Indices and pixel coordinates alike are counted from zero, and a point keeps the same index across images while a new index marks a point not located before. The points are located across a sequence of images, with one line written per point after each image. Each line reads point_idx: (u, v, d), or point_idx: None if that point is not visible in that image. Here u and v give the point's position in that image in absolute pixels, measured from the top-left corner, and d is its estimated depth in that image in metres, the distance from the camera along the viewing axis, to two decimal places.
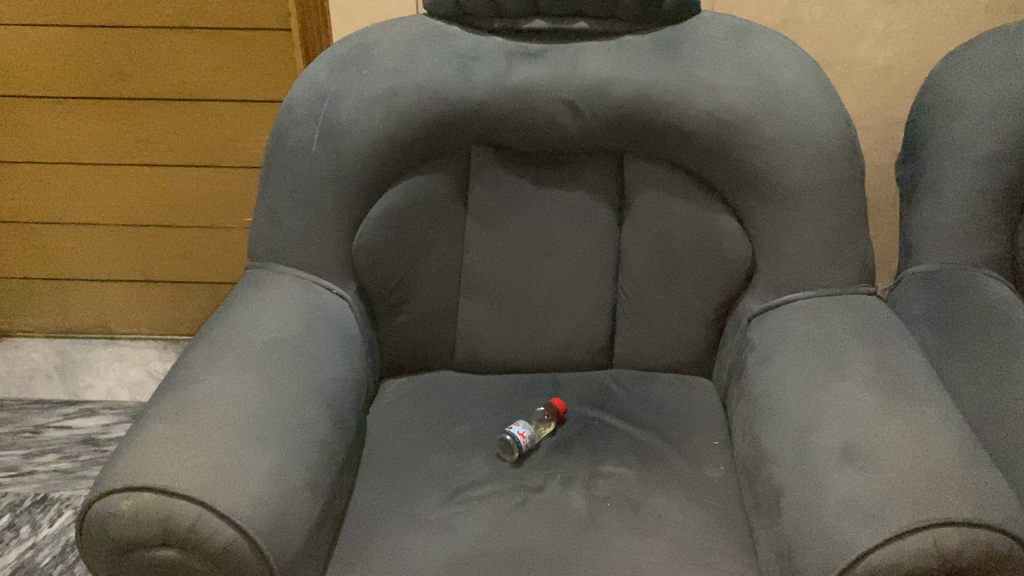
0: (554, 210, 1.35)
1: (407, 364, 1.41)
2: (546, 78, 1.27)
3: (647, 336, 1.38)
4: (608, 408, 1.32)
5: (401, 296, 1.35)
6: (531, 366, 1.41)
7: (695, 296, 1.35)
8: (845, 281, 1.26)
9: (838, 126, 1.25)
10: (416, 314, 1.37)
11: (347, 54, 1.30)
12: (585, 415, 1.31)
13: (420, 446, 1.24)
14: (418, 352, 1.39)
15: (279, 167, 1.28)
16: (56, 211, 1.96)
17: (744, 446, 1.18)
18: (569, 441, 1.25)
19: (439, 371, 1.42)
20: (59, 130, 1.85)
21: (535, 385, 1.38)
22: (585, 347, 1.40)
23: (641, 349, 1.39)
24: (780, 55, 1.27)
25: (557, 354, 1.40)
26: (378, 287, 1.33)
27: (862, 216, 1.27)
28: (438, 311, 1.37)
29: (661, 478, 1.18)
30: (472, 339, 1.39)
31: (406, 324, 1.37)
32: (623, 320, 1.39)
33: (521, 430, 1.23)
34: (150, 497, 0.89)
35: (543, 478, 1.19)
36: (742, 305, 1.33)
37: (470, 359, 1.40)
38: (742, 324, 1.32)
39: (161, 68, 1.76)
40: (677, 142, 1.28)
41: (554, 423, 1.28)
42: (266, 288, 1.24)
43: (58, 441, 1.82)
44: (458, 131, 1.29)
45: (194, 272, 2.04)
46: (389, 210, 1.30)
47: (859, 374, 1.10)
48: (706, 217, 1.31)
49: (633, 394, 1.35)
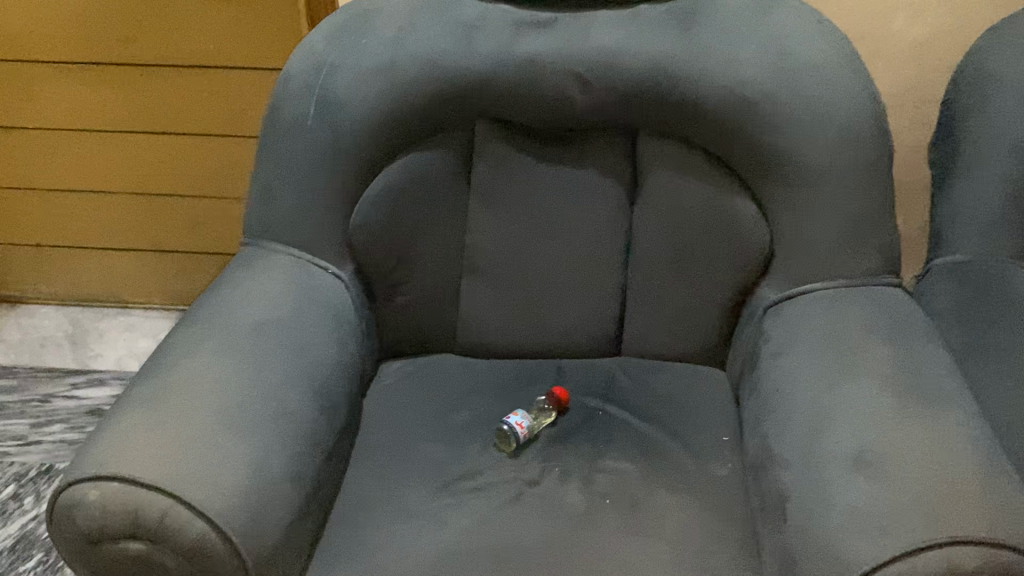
0: (561, 189, 1.28)
1: (408, 346, 1.36)
2: (554, 49, 1.20)
3: (657, 323, 1.32)
4: (612, 399, 1.27)
5: (401, 276, 1.30)
6: (535, 351, 1.36)
7: (708, 282, 1.28)
8: (868, 271, 1.19)
9: (864, 105, 1.17)
10: (416, 296, 1.32)
11: (347, 22, 1.24)
12: (588, 405, 1.25)
13: (415, 433, 1.20)
14: (419, 334, 1.34)
15: (274, 140, 1.23)
16: (66, 179, 1.94)
17: (752, 445, 1.12)
18: (569, 432, 1.20)
19: (439, 355, 1.36)
20: (66, 96, 1.82)
21: (538, 373, 1.32)
22: (593, 333, 1.34)
23: (650, 336, 1.33)
24: (805, 27, 1.19)
25: (562, 339, 1.34)
26: (376, 266, 1.28)
27: (888, 201, 1.19)
28: (438, 293, 1.32)
29: (663, 475, 1.13)
30: (474, 322, 1.34)
31: (406, 305, 1.32)
32: (632, 306, 1.32)
33: (519, 419, 1.18)
34: (118, 488, 0.86)
35: (539, 471, 1.14)
36: (758, 294, 1.26)
37: (471, 343, 1.35)
38: (757, 313, 1.25)
39: (168, 34, 1.71)
40: (692, 120, 1.21)
41: (556, 413, 1.23)
42: (258, 267, 1.20)
43: (66, 411, 1.82)
44: (460, 104, 1.23)
45: (204, 242, 2.01)
46: (389, 187, 1.24)
47: (876, 373, 1.03)
48: (721, 198, 1.24)
49: (640, 384, 1.29)
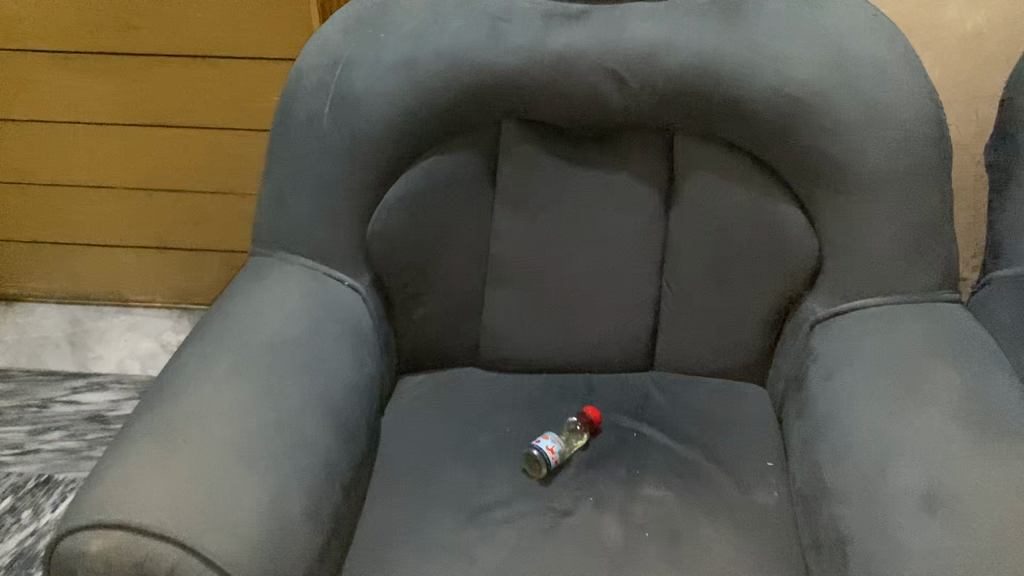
0: (593, 194, 1.20)
1: (427, 359, 1.27)
2: (588, 44, 1.11)
3: (693, 337, 1.24)
4: (648, 419, 1.19)
5: (421, 287, 1.22)
6: (563, 366, 1.28)
7: (749, 294, 1.20)
8: (925, 287, 1.10)
9: (924, 106, 1.09)
10: (437, 307, 1.24)
11: (364, 14, 1.15)
12: (622, 426, 1.17)
13: (439, 456, 1.12)
14: (439, 347, 1.26)
15: (286, 141, 1.14)
16: (65, 173, 1.85)
17: (802, 473, 1.04)
18: (603, 455, 1.12)
19: (461, 369, 1.28)
20: (64, 87, 1.72)
21: (567, 389, 1.24)
22: (625, 346, 1.26)
23: (686, 350, 1.25)
24: (860, 21, 1.10)
25: (592, 353, 1.26)
26: (395, 276, 1.20)
27: (949, 211, 1.10)
28: (460, 303, 1.24)
29: (706, 504, 1.05)
30: (498, 335, 1.26)
31: (427, 317, 1.24)
32: (667, 318, 1.24)
33: (551, 444, 1.10)
34: (122, 537, 0.78)
35: (573, 500, 1.06)
36: (805, 307, 1.17)
37: (496, 356, 1.27)
38: (803, 328, 1.16)
39: (170, 22, 1.61)
40: (737, 121, 1.12)
41: (587, 435, 1.16)
42: (269, 279, 1.11)
43: (65, 417, 1.74)
44: (486, 103, 1.14)
45: (209, 239, 1.92)
46: (409, 192, 1.16)
47: (943, 401, 0.95)
48: (765, 205, 1.16)
49: (676, 402, 1.21)
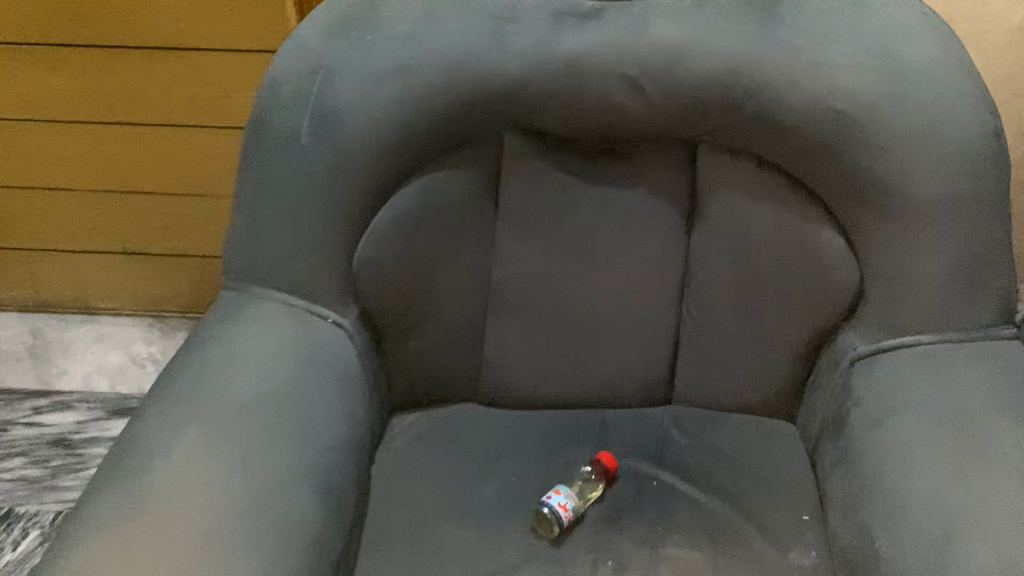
0: (608, 214, 1.07)
1: (422, 396, 1.15)
2: (603, 46, 0.97)
3: (717, 370, 1.12)
4: (668, 464, 1.07)
5: (415, 318, 1.09)
6: (573, 401, 1.16)
7: (781, 324, 1.08)
8: (980, 322, 0.99)
9: (981, 119, 0.96)
10: (432, 341, 1.11)
11: (347, 13, 1.01)
12: (641, 473, 1.06)
13: (439, 513, 1.00)
14: (436, 383, 1.14)
15: (260, 159, 1.01)
16: (22, 174, 1.70)
17: (846, 535, 0.93)
18: (621, 509, 1.01)
19: (459, 406, 1.16)
20: (17, 82, 1.57)
21: (578, 429, 1.13)
22: (641, 380, 1.14)
23: (709, 385, 1.13)
24: (909, 21, 0.98)
25: (605, 387, 1.14)
26: (386, 308, 1.07)
27: (1007, 238, 0.99)
28: (459, 335, 1.11)
29: (739, 568, 0.94)
30: (501, 369, 1.13)
31: (421, 351, 1.11)
32: (688, 349, 1.12)
33: (563, 499, 0.99)
34: None
35: (589, 564, 0.95)
36: (843, 340, 1.06)
37: (498, 392, 1.15)
38: (841, 365, 1.05)
39: (130, 10, 1.46)
40: (771, 135, 0.99)
41: (603, 484, 1.04)
42: (244, 321, 0.99)
43: (27, 442, 1.61)
44: (487, 115, 1.01)
45: (181, 244, 1.78)
46: (402, 216, 1.03)
47: (1010, 462, 0.85)
48: (800, 228, 1.04)
49: (699, 445, 1.10)
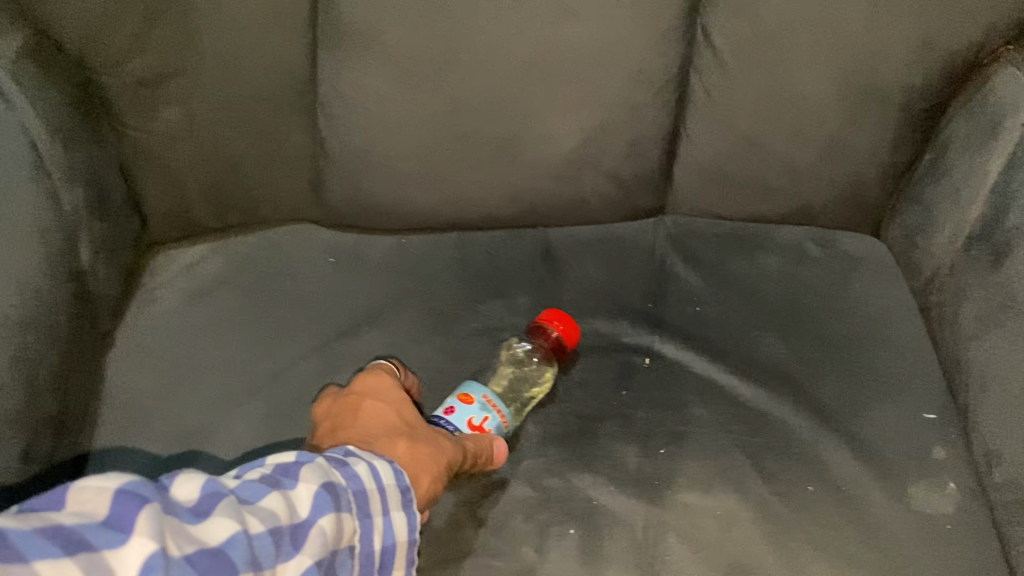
0: None
1: (209, 215, 0.61)
2: None
3: (754, 151, 0.61)
4: (669, 328, 0.60)
5: (158, 62, 0.53)
6: (493, 217, 0.64)
7: (891, 52, 0.56)
8: None
9: None
10: (204, 107, 0.55)
11: None
12: (620, 348, 0.59)
13: (250, 453, 0.52)
14: (229, 191, 0.60)
15: None
16: None
17: (1019, 466, 0.49)
18: (589, 420, 0.55)
19: (282, 232, 0.64)
20: None
21: (502, 273, 0.63)
22: (612, 174, 0.62)
23: (733, 177, 0.63)
24: None
25: (547, 189, 0.62)
26: (91, 38, 0.51)
27: None
28: (259, 95, 0.56)
29: (811, 519, 0.51)
30: (353, 161, 0.59)
31: (185, 128, 0.56)
32: (700, 111, 0.60)
33: (477, 414, 0.51)
34: None
35: (537, 529, 0.50)
36: (1013, 86, 0.55)
37: (352, 203, 0.62)
38: (1013, 135, 0.55)
39: None
40: None
41: (552, 370, 0.57)
42: None
43: None
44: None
45: None
46: None
47: None
48: None
49: (719, 288, 0.62)
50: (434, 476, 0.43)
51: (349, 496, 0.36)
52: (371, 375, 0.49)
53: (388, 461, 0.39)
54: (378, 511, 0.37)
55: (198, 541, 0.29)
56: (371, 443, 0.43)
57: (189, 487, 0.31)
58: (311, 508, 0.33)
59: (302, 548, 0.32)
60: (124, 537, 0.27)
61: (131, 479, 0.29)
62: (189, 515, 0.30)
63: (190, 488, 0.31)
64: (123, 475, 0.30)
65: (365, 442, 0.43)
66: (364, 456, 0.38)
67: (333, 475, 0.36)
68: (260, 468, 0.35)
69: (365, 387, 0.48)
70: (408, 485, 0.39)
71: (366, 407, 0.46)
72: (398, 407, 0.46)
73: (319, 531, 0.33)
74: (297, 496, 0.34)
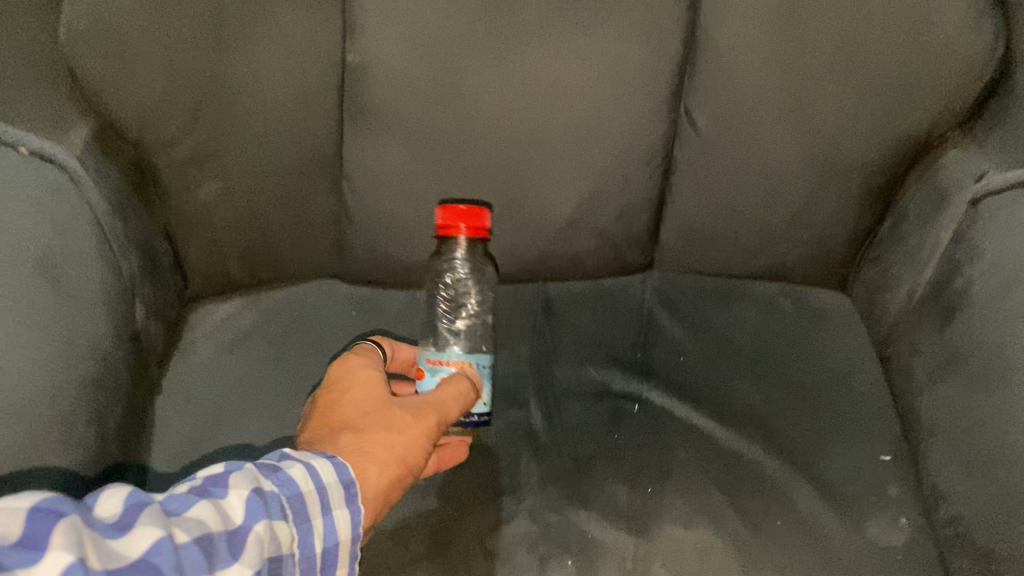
0: None
1: (245, 275, 0.68)
2: None
3: (735, 218, 0.68)
4: (656, 377, 0.67)
5: (205, 146, 0.60)
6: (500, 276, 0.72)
7: (851, 133, 0.63)
8: None
9: None
10: (241, 181, 0.62)
11: None
12: (612, 394, 0.66)
13: None
14: (262, 254, 0.67)
15: None
16: None
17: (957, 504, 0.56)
18: (585, 461, 0.62)
19: (308, 288, 0.70)
20: None
21: (505, 326, 0.70)
22: (605, 236, 0.69)
23: (713, 238, 0.69)
24: None
25: (547, 250, 0.69)
26: (149, 128, 0.58)
27: None
28: (291, 171, 0.63)
29: (776, 550, 0.58)
30: (372, 227, 0.66)
31: (224, 200, 0.62)
32: (683, 182, 0.68)
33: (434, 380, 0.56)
34: None
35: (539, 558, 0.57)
36: (955, 165, 0.62)
37: (371, 263, 0.68)
38: (952, 206, 0.62)
39: None
40: None
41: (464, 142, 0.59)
42: None
43: None
44: None
45: None
46: None
47: None
48: None
49: (701, 339, 0.69)
50: (378, 459, 0.47)
51: (282, 502, 0.40)
52: (342, 363, 0.54)
53: (324, 460, 0.43)
54: (317, 513, 0.41)
55: (122, 551, 0.33)
56: (325, 437, 0.49)
57: (112, 505, 0.35)
58: (244, 513, 0.37)
59: (232, 553, 0.36)
60: (38, 553, 0.31)
61: (46, 498, 0.33)
62: (113, 529, 0.34)
63: (115, 505, 0.35)
64: (42, 496, 0.33)
65: (322, 437, 0.49)
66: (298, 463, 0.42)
67: (264, 481, 0.40)
68: (195, 482, 0.39)
69: (336, 377, 0.54)
70: (344, 482, 0.43)
71: (329, 398, 0.52)
72: (362, 393, 0.52)
73: (254, 537, 0.37)
74: (227, 504, 0.38)
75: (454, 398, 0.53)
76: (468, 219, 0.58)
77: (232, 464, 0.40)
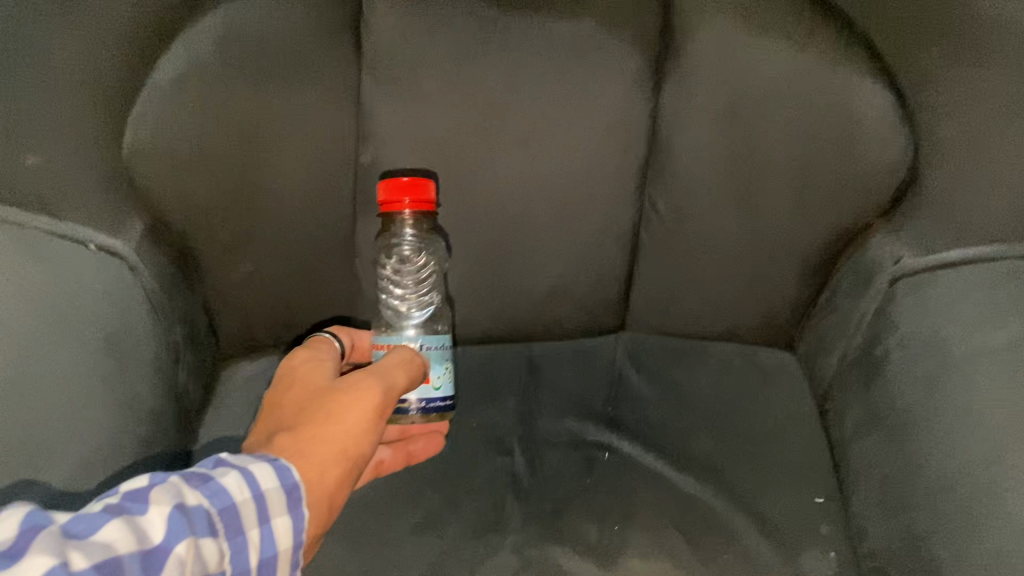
0: (529, 70, 0.69)
1: (268, 338, 0.78)
2: None
3: (692, 290, 0.79)
4: None
5: (238, 233, 0.70)
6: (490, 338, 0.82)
7: (790, 222, 0.74)
8: None
9: None
10: (268, 263, 0.73)
11: None
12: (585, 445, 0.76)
13: None
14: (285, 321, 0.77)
15: None
16: None
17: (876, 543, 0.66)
18: (561, 503, 0.72)
19: None
20: None
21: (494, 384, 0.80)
22: (581, 307, 0.80)
23: (676, 308, 0.80)
24: None
25: (531, 317, 0.80)
26: (191, 220, 0.68)
27: None
28: (312, 253, 0.74)
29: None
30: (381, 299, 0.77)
31: (253, 278, 0.73)
32: (649, 261, 0.78)
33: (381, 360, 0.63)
34: None
35: None
36: (879, 250, 0.73)
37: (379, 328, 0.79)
38: (875, 287, 0.72)
39: None
40: None
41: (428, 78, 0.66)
42: None
43: None
44: None
45: None
46: (192, 77, 0.65)
47: None
48: (829, 82, 0.69)
49: (665, 397, 0.79)
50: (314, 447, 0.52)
51: (213, 513, 0.43)
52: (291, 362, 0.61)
53: (250, 469, 0.46)
54: (243, 530, 0.43)
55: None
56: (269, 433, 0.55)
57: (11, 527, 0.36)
58: (165, 532, 0.39)
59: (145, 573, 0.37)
60: None
61: None
62: (9, 553, 0.35)
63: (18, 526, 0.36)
64: None
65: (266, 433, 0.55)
66: (232, 471, 0.45)
67: (183, 496, 0.42)
68: (112, 498, 0.41)
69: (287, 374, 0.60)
70: (277, 495, 0.46)
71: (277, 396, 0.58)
72: (309, 383, 0.58)
73: (173, 557, 0.38)
74: (144, 523, 0.39)
75: (391, 372, 0.58)
76: (411, 193, 0.65)
77: (155, 478, 0.42)
